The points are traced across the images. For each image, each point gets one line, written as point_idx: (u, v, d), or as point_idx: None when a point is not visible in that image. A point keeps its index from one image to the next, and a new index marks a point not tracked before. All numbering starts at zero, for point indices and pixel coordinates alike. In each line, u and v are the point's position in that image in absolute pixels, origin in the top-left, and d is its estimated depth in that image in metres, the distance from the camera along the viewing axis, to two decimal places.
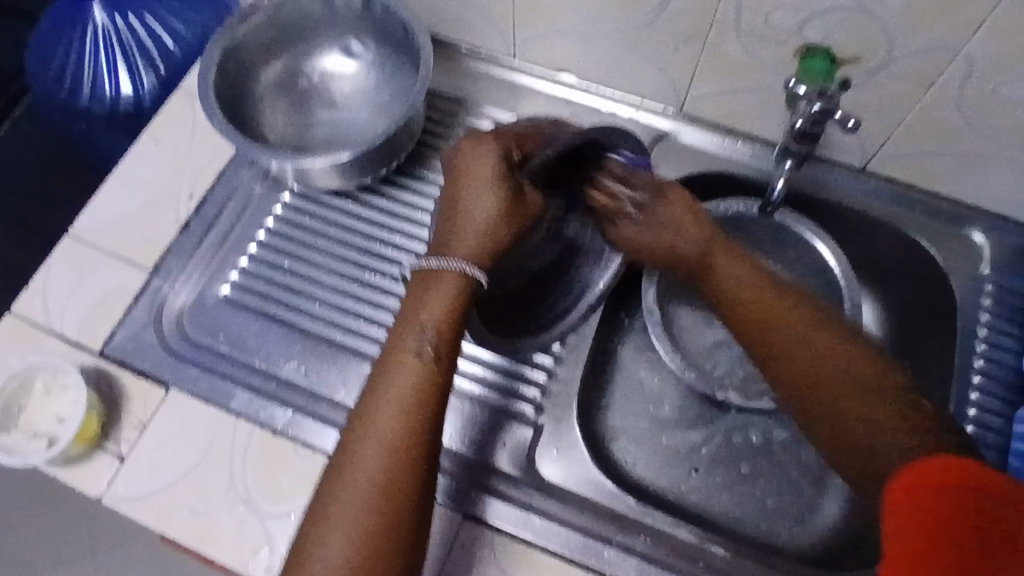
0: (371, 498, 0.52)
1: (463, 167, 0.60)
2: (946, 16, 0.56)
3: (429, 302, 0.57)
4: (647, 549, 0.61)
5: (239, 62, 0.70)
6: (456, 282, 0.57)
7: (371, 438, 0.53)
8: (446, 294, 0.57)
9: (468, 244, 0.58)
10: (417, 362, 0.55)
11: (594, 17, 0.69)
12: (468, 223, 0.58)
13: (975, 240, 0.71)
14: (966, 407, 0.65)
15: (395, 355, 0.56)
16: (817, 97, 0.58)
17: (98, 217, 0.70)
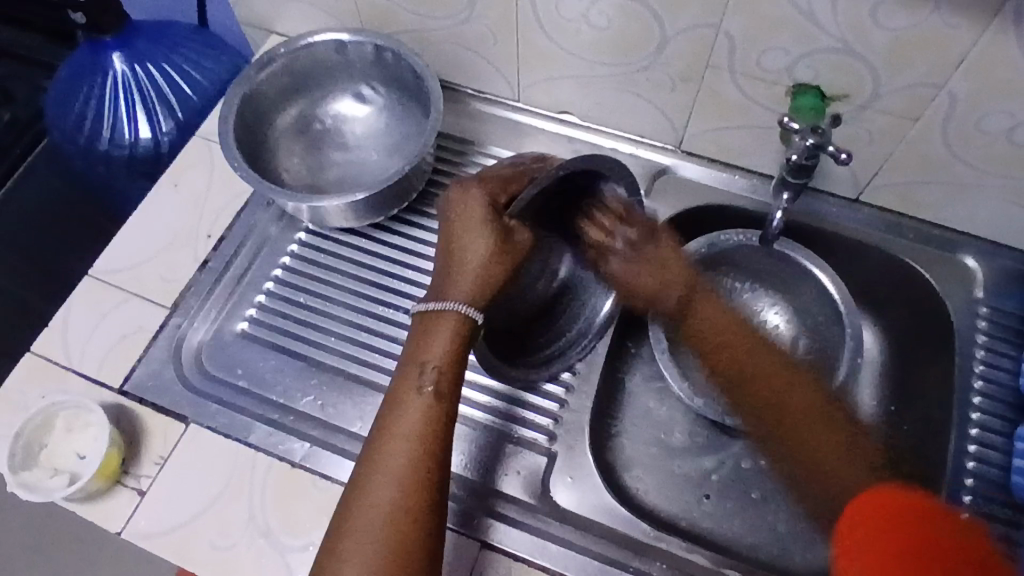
0: (380, 532, 0.53)
1: (454, 216, 0.62)
2: (928, 55, 0.59)
3: (429, 345, 0.59)
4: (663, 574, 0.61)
5: (257, 108, 0.73)
6: (454, 324, 0.59)
7: (377, 474, 0.55)
8: (447, 336, 0.59)
9: (463, 286, 0.60)
10: (421, 399, 0.57)
11: (596, 60, 0.72)
12: (462, 268, 0.60)
13: (968, 264, 0.73)
14: (968, 427, 0.67)
15: (398, 394, 0.58)
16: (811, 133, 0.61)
17: (120, 257, 0.72)
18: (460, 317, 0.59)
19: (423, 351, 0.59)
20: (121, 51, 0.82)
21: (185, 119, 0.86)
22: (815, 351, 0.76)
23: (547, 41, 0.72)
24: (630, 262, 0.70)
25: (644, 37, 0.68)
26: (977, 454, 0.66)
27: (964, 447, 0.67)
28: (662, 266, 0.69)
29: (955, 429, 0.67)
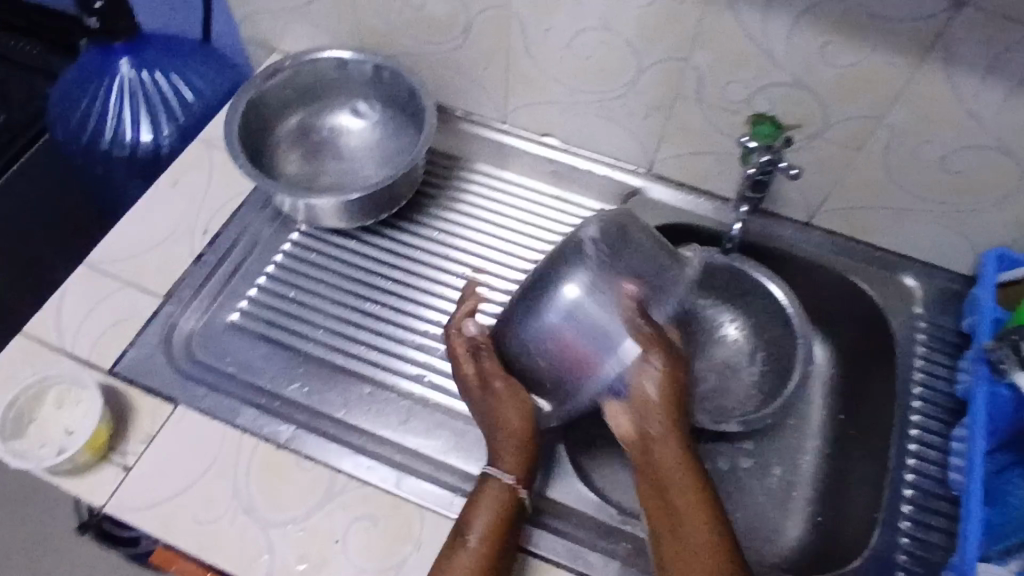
0: None
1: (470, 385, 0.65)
2: (868, 91, 0.68)
3: (474, 515, 0.59)
4: (629, 554, 0.65)
5: (259, 115, 0.78)
6: (501, 490, 0.60)
7: None
8: (491, 500, 0.60)
9: (510, 455, 0.62)
10: (467, 551, 0.57)
11: (576, 88, 0.79)
12: (506, 440, 0.63)
13: (908, 284, 0.80)
14: (909, 428, 0.73)
15: (450, 550, 0.58)
16: (766, 151, 0.69)
17: (117, 248, 0.75)
18: (512, 489, 0.61)
19: (467, 526, 0.59)
20: (129, 57, 0.89)
21: (186, 126, 0.90)
22: (771, 363, 0.82)
23: (532, 68, 0.79)
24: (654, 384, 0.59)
25: (622, 66, 0.75)
26: (918, 453, 0.72)
27: (906, 445, 0.72)
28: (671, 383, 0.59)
29: (896, 430, 0.73)
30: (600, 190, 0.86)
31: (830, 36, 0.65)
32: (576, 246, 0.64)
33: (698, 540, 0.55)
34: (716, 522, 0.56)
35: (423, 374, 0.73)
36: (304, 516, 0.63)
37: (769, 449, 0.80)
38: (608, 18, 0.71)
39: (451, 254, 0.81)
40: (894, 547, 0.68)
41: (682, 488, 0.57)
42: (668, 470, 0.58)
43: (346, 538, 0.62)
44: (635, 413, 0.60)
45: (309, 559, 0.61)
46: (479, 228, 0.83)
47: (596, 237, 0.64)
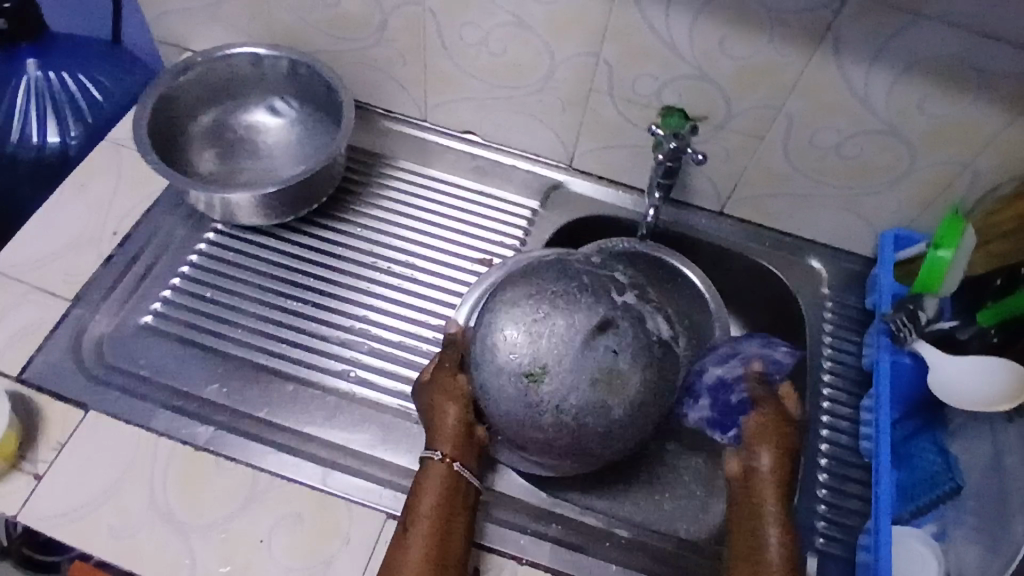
0: None
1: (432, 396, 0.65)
2: (764, 81, 0.72)
3: (417, 501, 0.61)
4: (558, 535, 0.66)
5: (170, 113, 0.77)
6: (442, 473, 0.62)
7: None
8: (431, 489, 0.61)
9: (445, 431, 0.63)
10: (423, 518, 0.59)
11: (494, 84, 0.81)
12: (442, 421, 0.64)
13: (814, 266, 0.84)
14: (820, 401, 0.77)
15: (399, 539, 0.59)
16: (672, 138, 0.72)
17: (21, 252, 0.72)
18: (449, 463, 0.62)
19: (410, 514, 0.60)
20: (36, 58, 0.85)
21: (95, 125, 0.86)
22: None
23: (450, 65, 0.80)
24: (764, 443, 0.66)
25: (536, 61, 0.77)
26: (829, 424, 0.76)
27: (819, 417, 0.76)
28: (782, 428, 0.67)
29: (809, 405, 0.77)
30: (522, 184, 0.88)
31: (729, 29, 0.68)
32: (652, 338, 0.62)
33: (775, 543, 0.62)
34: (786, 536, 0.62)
35: (349, 369, 0.72)
36: (226, 517, 0.61)
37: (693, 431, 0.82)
38: (521, 13, 0.73)
39: (376, 250, 0.80)
40: (812, 514, 0.71)
41: (771, 515, 0.63)
42: (767, 499, 0.64)
43: (271, 537, 0.61)
44: (743, 452, 0.67)
45: (233, 562, 0.60)
46: (403, 224, 0.83)
47: (663, 325, 0.64)
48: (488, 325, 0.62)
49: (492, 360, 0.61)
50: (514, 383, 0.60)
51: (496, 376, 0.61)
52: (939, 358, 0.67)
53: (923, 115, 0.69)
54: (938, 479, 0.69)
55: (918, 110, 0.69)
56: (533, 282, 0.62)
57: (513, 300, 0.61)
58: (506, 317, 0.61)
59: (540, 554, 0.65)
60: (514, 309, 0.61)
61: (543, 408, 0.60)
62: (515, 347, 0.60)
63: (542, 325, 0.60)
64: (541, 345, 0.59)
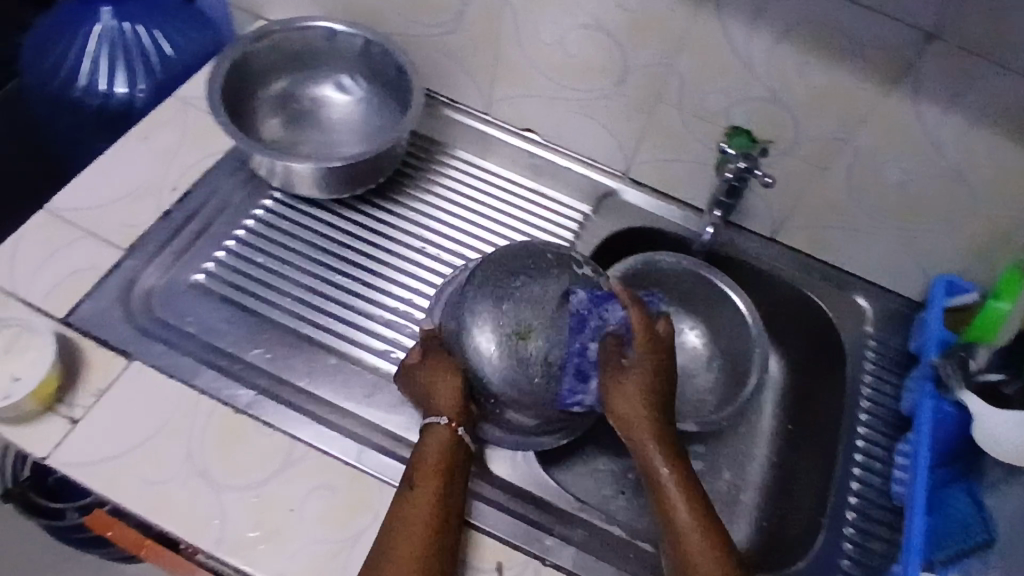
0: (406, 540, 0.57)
1: (426, 376, 0.65)
2: (838, 113, 0.71)
3: (422, 461, 0.61)
4: (583, 540, 0.67)
5: (241, 77, 0.77)
6: (445, 436, 0.62)
7: (408, 507, 0.59)
8: (434, 449, 0.62)
9: (445, 401, 0.64)
10: (433, 451, 0.62)
11: (562, 84, 0.81)
12: (440, 394, 0.64)
13: (860, 303, 0.84)
14: (855, 438, 0.76)
15: (400, 494, 0.60)
16: (742, 159, 0.72)
17: (79, 196, 0.72)
18: (452, 427, 0.63)
19: (416, 472, 0.60)
20: (112, 7, 0.86)
21: (162, 79, 0.86)
22: (726, 370, 0.84)
23: (520, 61, 0.81)
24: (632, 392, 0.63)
25: (608, 66, 0.77)
26: (862, 463, 0.75)
27: (852, 456, 0.75)
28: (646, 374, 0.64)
29: (844, 440, 0.76)
30: (576, 188, 0.87)
31: (809, 56, 0.68)
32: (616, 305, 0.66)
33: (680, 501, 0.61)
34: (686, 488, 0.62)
35: (391, 350, 0.72)
36: (260, 482, 0.61)
37: (721, 454, 0.82)
38: (601, 17, 0.73)
39: (425, 235, 0.80)
40: (836, 550, 0.70)
41: (668, 485, 0.62)
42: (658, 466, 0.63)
43: (301, 507, 0.61)
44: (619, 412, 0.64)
45: (261, 527, 0.59)
46: (454, 212, 0.83)
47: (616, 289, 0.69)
48: (464, 301, 0.65)
49: (473, 331, 0.64)
50: (495, 349, 0.63)
51: (478, 345, 0.63)
52: (980, 406, 0.67)
53: (991, 164, 0.69)
54: (970, 529, 0.69)
55: (988, 158, 0.68)
56: (497, 255, 0.67)
57: (483, 276, 0.65)
58: (481, 290, 0.65)
59: (564, 556, 0.64)
60: (486, 284, 0.65)
61: (531, 364, 0.63)
62: (493, 313, 0.64)
63: (515, 289, 0.64)
64: (524, 311, 0.63)
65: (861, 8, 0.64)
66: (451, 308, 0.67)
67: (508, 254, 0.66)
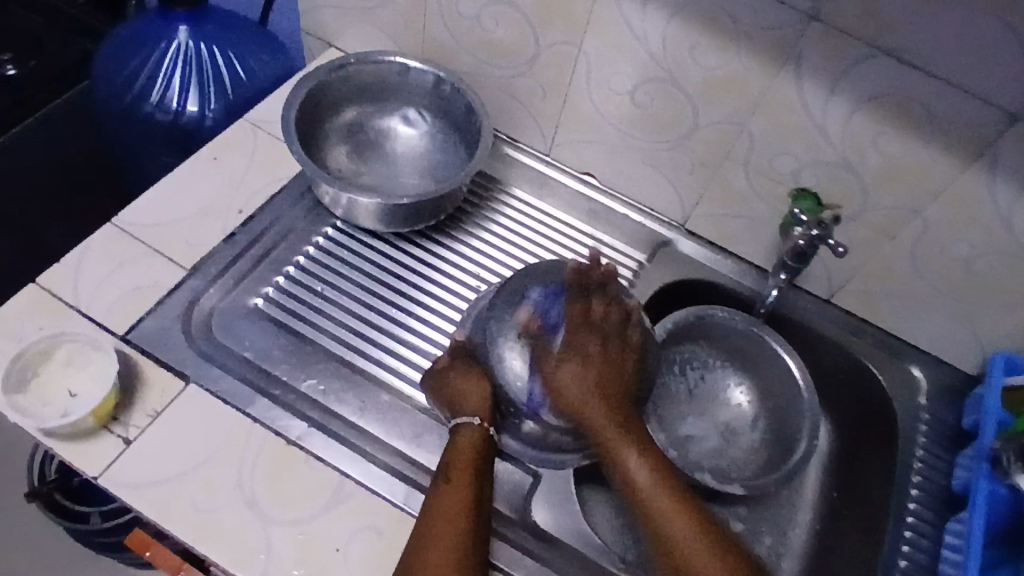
0: (453, 525, 0.57)
1: (454, 381, 0.66)
2: (907, 184, 0.71)
3: (456, 457, 0.62)
4: None
5: (313, 107, 0.79)
6: (475, 435, 0.63)
7: (447, 493, 0.59)
8: (467, 446, 0.63)
9: (475, 402, 0.65)
10: (463, 446, 0.63)
11: (627, 132, 0.81)
12: (470, 396, 0.65)
13: (914, 373, 0.82)
14: (904, 513, 0.74)
15: (435, 489, 0.59)
16: (815, 225, 0.71)
17: (146, 212, 0.73)
18: (483, 426, 0.64)
19: (452, 465, 0.61)
20: (188, 25, 0.88)
21: (231, 102, 0.88)
22: (770, 430, 0.83)
23: (588, 108, 0.81)
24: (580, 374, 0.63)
25: (675, 120, 0.77)
26: (910, 540, 0.72)
27: (900, 532, 0.73)
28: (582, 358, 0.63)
29: (893, 515, 0.74)
30: (630, 234, 0.87)
31: (886, 128, 0.67)
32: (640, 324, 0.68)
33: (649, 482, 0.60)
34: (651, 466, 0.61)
35: None
36: (308, 518, 0.60)
37: (762, 517, 0.81)
38: (674, 71, 0.73)
39: (482, 274, 0.80)
40: None
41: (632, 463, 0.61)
42: (617, 444, 0.61)
43: (347, 547, 0.60)
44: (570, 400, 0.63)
45: (306, 565, 0.58)
46: (512, 253, 0.83)
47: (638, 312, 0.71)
48: (493, 313, 0.67)
49: (501, 342, 0.66)
50: (522, 360, 0.65)
51: (505, 355, 0.65)
52: None
53: None
54: None
55: None
56: (525, 272, 0.69)
57: (511, 286, 0.68)
58: (509, 304, 0.67)
59: None
60: (514, 291, 0.68)
61: (555, 369, 0.64)
62: (520, 327, 0.66)
63: (541, 304, 0.66)
64: (550, 318, 0.65)
65: (941, 83, 0.63)
66: (481, 320, 0.69)
67: (535, 268, 0.70)
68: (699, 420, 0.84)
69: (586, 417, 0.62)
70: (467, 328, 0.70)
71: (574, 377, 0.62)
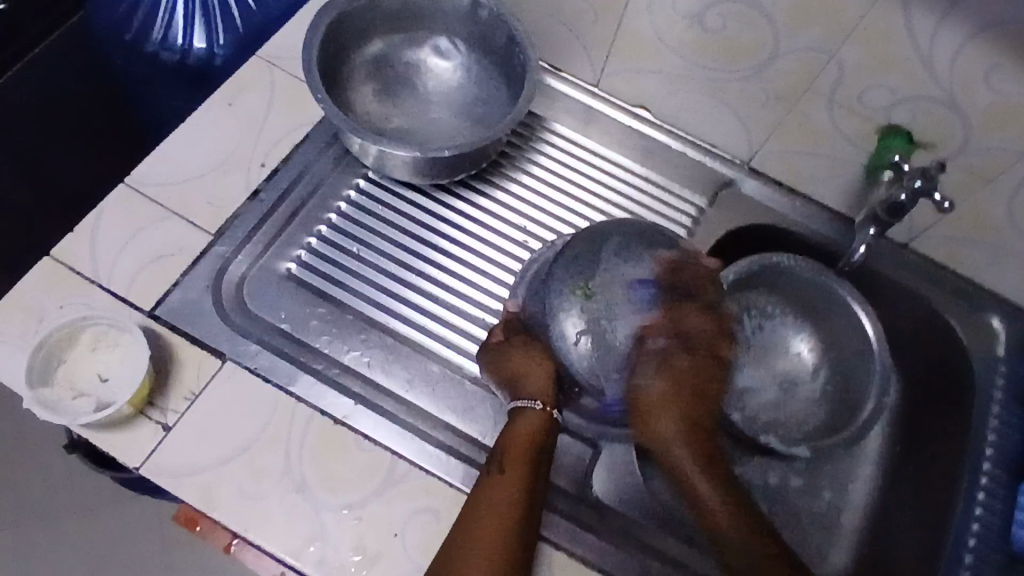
0: (500, 509, 0.54)
1: (512, 357, 0.62)
2: (1017, 124, 0.61)
3: (509, 441, 0.58)
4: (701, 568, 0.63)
5: (339, 40, 0.70)
6: (538, 418, 0.60)
7: (500, 474, 0.56)
8: (526, 430, 0.59)
9: (537, 385, 0.61)
10: (522, 428, 0.59)
11: (693, 60, 0.71)
12: (532, 376, 0.62)
13: (993, 324, 0.75)
14: (978, 475, 0.68)
15: (487, 473, 0.57)
16: (919, 176, 0.62)
17: (161, 169, 0.66)
18: (545, 409, 0.60)
19: (506, 448, 0.58)
20: None
21: (244, 35, 0.85)
22: (835, 382, 0.77)
23: (648, 32, 0.71)
24: (651, 375, 0.61)
25: (750, 47, 0.67)
26: (985, 503, 0.67)
27: (972, 495, 0.67)
28: (682, 385, 0.61)
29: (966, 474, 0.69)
30: (686, 174, 0.79)
31: (1010, 61, 0.58)
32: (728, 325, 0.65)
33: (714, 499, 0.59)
34: (727, 494, 0.59)
35: None
36: (361, 503, 0.57)
37: (821, 471, 0.77)
38: None
39: (530, 229, 0.74)
40: None
41: (697, 480, 0.59)
42: (682, 456, 0.60)
43: (405, 532, 0.57)
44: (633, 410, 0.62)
45: (364, 551, 0.56)
46: (559, 203, 0.76)
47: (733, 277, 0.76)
48: (549, 282, 0.63)
49: (560, 312, 0.62)
50: (583, 334, 0.61)
51: (565, 327, 0.62)
52: None
53: None
54: None
55: None
56: (584, 235, 0.64)
57: (573, 257, 0.63)
58: (570, 270, 0.62)
59: None
60: (577, 263, 0.62)
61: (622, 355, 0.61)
62: (581, 298, 0.61)
63: (603, 269, 0.62)
64: (623, 302, 0.61)
65: None
66: (538, 290, 0.65)
67: (601, 234, 0.64)
68: (753, 372, 0.79)
69: (651, 421, 0.61)
70: (519, 296, 0.67)
71: (643, 379, 0.61)
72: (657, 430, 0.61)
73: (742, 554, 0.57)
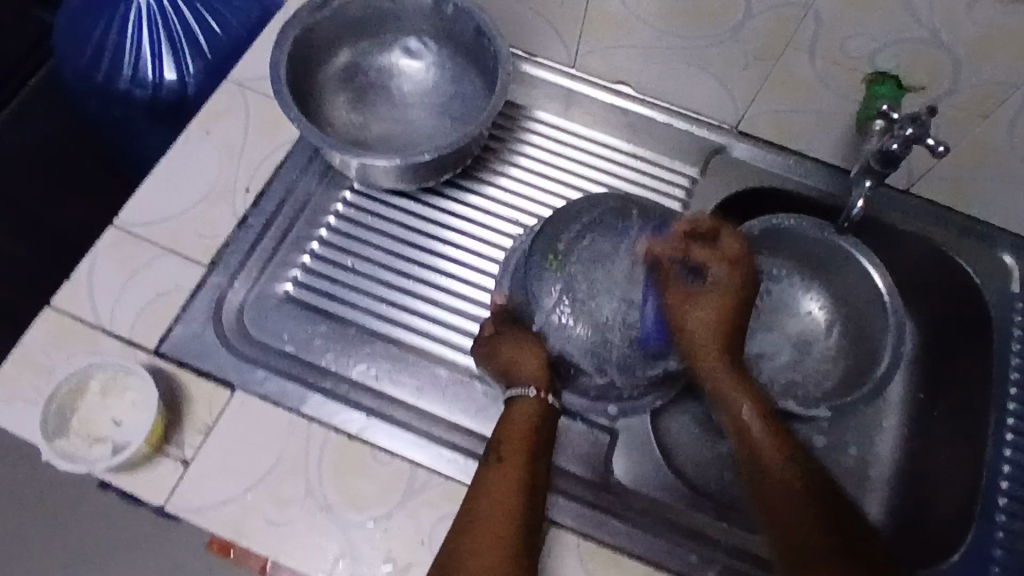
0: (501, 499, 0.53)
1: (503, 349, 0.62)
2: (1004, 56, 0.59)
3: (507, 431, 0.58)
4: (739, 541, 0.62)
5: (305, 55, 0.69)
6: (534, 406, 0.59)
7: (498, 464, 0.56)
8: (523, 421, 0.58)
9: (530, 370, 0.60)
10: (517, 417, 0.59)
11: (666, 31, 0.69)
12: (524, 363, 0.61)
13: (1005, 260, 0.74)
14: (1005, 415, 0.69)
15: (488, 464, 0.56)
16: (910, 123, 0.60)
17: (148, 208, 0.66)
18: (540, 398, 0.59)
19: (505, 440, 0.57)
20: None
21: (213, 60, 0.84)
22: (850, 336, 0.76)
23: (619, 8, 0.68)
24: (694, 311, 0.63)
25: (721, 13, 0.65)
26: (1014, 442, 0.68)
27: (1002, 436, 0.68)
28: (720, 305, 0.63)
29: (994, 415, 0.69)
30: (678, 148, 0.78)
31: None
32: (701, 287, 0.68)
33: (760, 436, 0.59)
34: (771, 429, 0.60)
35: None
36: (384, 516, 0.57)
37: (846, 427, 0.75)
38: None
39: (520, 219, 0.74)
40: (988, 541, 0.64)
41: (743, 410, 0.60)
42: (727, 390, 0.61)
43: (433, 538, 0.57)
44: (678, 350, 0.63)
45: (395, 562, 0.56)
46: (548, 189, 0.76)
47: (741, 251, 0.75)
48: (527, 266, 0.65)
49: (541, 293, 0.64)
50: (568, 312, 0.63)
51: (548, 311, 0.64)
52: None
53: None
54: None
55: None
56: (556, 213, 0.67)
57: (547, 236, 0.65)
58: (541, 247, 0.65)
59: None
60: (550, 234, 0.66)
61: (611, 324, 0.63)
62: (557, 271, 0.64)
63: (574, 236, 0.65)
64: (596, 269, 0.64)
65: None
66: (520, 275, 0.66)
67: (573, 208, 0.66)
68: (767, 335, 0.77)
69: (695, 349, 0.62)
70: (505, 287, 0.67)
71: (692, 314, 0.63)
72: (702, 364, 0.62)
73: (796, 510, 0.56)
